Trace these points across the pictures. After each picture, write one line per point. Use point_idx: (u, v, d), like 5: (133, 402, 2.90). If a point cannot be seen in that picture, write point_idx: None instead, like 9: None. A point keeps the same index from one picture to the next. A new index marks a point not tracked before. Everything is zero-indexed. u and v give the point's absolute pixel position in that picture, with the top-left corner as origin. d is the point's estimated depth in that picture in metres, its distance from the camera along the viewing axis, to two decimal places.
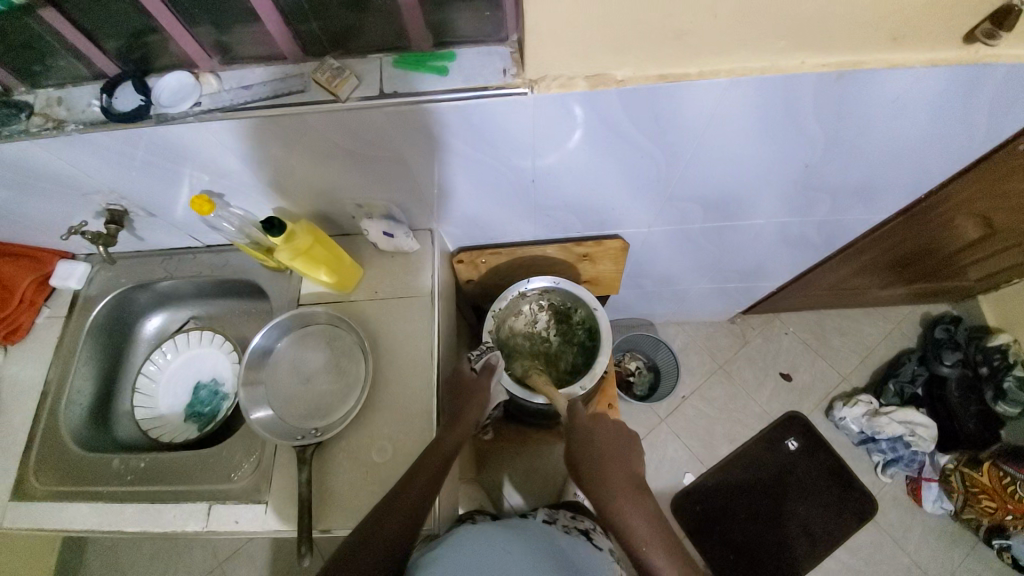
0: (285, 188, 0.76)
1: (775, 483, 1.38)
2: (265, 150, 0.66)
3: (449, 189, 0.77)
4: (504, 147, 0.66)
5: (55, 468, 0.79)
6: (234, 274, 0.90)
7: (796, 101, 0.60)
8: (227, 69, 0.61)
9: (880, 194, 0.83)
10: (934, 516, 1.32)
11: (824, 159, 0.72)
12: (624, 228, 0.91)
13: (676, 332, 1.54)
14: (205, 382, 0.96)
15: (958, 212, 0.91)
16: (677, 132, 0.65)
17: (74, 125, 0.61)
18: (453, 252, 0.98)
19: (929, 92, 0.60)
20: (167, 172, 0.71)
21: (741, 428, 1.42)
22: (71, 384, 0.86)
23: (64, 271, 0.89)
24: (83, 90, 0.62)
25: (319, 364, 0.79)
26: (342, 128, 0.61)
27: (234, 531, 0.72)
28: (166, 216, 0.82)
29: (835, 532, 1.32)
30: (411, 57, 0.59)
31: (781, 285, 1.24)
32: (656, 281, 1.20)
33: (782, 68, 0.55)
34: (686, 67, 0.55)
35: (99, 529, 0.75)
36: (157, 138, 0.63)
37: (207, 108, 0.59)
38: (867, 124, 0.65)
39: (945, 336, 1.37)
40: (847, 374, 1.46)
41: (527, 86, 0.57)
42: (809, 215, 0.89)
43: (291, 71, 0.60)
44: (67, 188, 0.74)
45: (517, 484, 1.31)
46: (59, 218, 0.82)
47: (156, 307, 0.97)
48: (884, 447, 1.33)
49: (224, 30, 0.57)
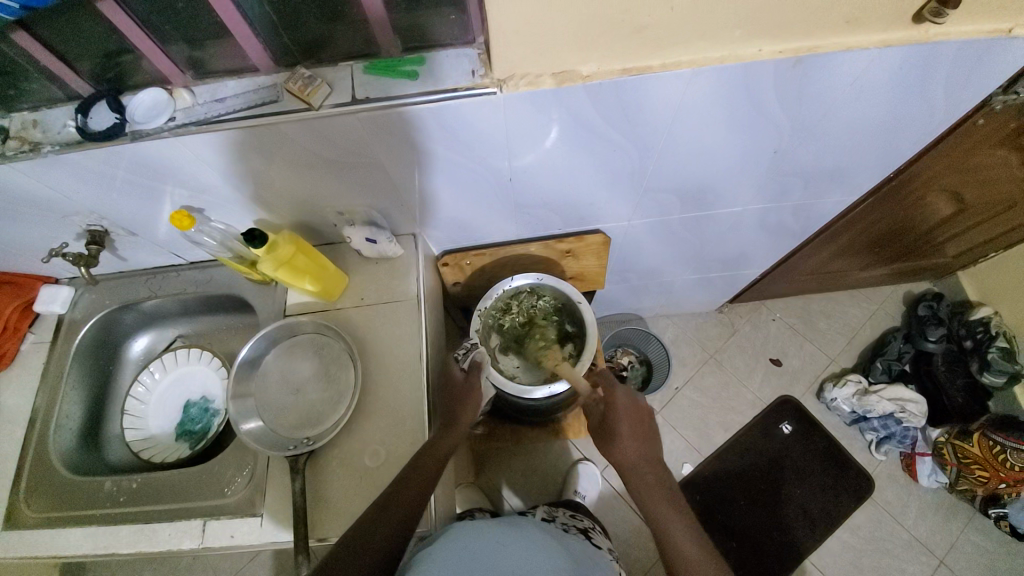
0: (266, 200, 0.76)
1: (772, 468, 1.39)
2: (242, 163, 0.67)
3: (428, 192, 0.78)
4: (478, 147, 0.68)
5: (45, 495, 0.79)
6: (220, 289, 0.90)
7: (760, 88, 0.62)
8: (200, 85, 0.62)
9: (851, 175, 0.85)
10: (929, 490, 1.33)
11: (792, 144, 0.74)
12: (605, 222, 0.93)
13: (666, 325, 1.56)
14: (195, 400, 0.96)
15: (929, 189, 0.94)
16: (647, 125, 0.66)
17: (50, 147, 0.61)
18: (438, 256, 0.99)
19: (886, 72, 0.62)
20: (146, 190, 0.71)
21: (735, 415, 1.44)
22: (59, 409, 0.85)
23: (47, 295, 0.89)
24: (58, 112, 0.63)
25: (308, 373, 0.79)
26: (317, 136, 0.62)
27: (230, 545, 0.71)
28: (148, 234, 0.82)
29: (833, 513, 1.33)
30: (380, 63, 0.60)
31: (765, 271, 1.26)
32: (642, 274, 1.21)
33: (742, 56, 0.57)
34: (649, 60, 0.57)
35: (93, 553, 0.74)
36: (134, 156, 0.64)
37: (181, 123, 0.60)
38: (830, 107, 0.67)
39: (928, 313, 1.40)
40: (836, 356, 1.48)
41: (496, 86, 0.58)
42: (784, 200, 0.91)
43: (263, 82, 0.61)
44: (46, 211, 0.74)
45: (516, 485, 1.31)
46: (40, 243, 0.82)
47: (143, 328, 0.97)
48: (876, 425, 1.35)
49: (196, 46, 0.58)
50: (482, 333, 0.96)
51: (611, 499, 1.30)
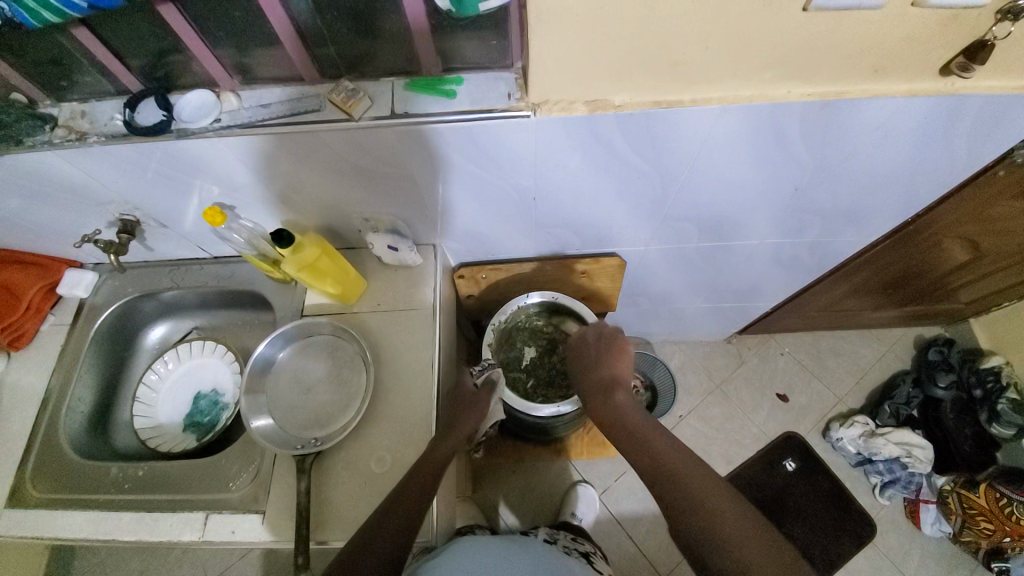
0: (294, 202, 0.78)
1: (772, 504, 1.37)
2: (278, 166, 0.69)
3: (453, 205, 0.79)
4: (506, 166, 0.69)
5: (52, 476, 0.79)
6: (240, 285, 0.92)
7: (786, 128, 0.63)
8: (245, 89, 0.65)
9: (868, 217, 0.86)
10: (932, 540, 1.31)
11: (813, 182, 0.75)
12: (622, 246, 0.94)
13: (673, 351, 1.56)
14: (205, 392, 0.97)
15: (945, 235, 0.94)
16: (673, 155, 0.68)
17: (95, 138, 0.64)
18: (455, 268, 1.00)
19: (910, 120, 0.63)
20: (182, 185, 0.74)
21: (738, 448, 1.43)
22: (72, 391, 0.86)
23: (72, 279, 0.91)
24: (106, 105, 0.65)
25: (320, 375, 0.80)
26: (353, 145, 0.64)
27: (231, 541, 0.71)
28: (176, 227, 0.85)
29: (832, 555, 1.30)
30: (421, 80, 0.62)
31: (776, 305, 1.27)
32: (653, 300, 1.22)
33: (770, 96, 0.59)
34: (680, 94, 0.59)
35: (93, 538, 0.74)
36: (175, 151, 0.66)
37: (226, 125, 0.63)
38: (853, 149, 0.68)
39: (939, 358, 1.40)
40: (842, 396, 1.47)
41: (530, 110, 0.60)
42: (800, 236, 0.91)
43: (306, 92, 0.63)
44: (82, 198, 0.77)
45: (513, 503, 1.30)
46: (71, 228, 0.85)
47: (160, 317, 0.98)
48: (881, 469, 1.33)
49: (244, 53, 0.60)
50: (497, 333, 0.99)
51: (607, 523, 1.29)
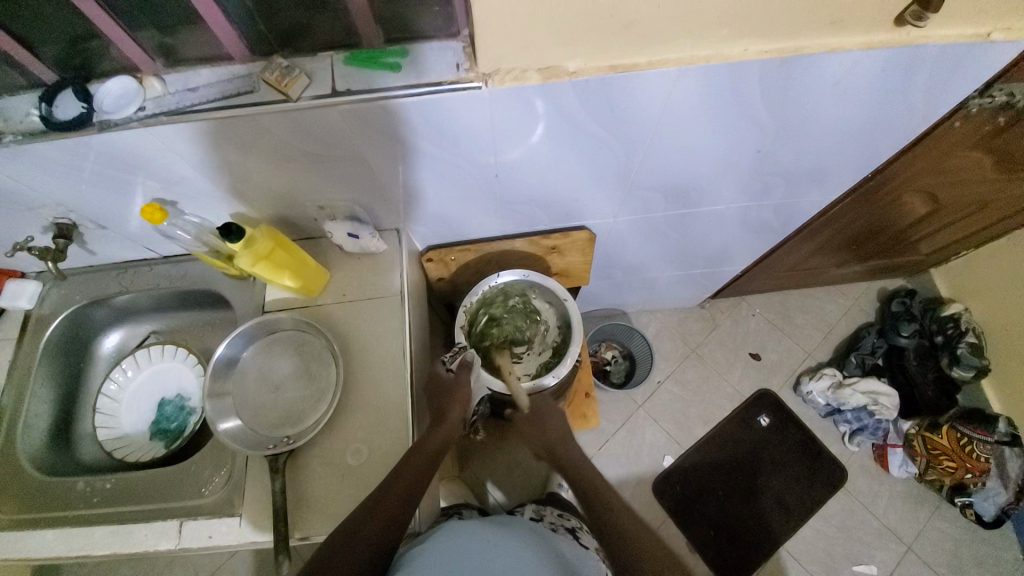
0: (244, 193, 0.74)
1: (750, 459, 1.42)
2: (217, 155, 0.64)
3: (412, 186, 0.76)
4: (462, 142, 0.66)
5: (14, 497, 0.76)
6: (196, 284, 0.87)
7: (746, 88, 0.62)
8: (171, 72, 0.60)
9: (830, 176, 0.86)
10: (899, 480, 1.38)
11: (774, 143, 0.75)
12: (590, 219, 0.92)
13: (649, 319, 1.57)
14: (171, 397, 0.93)
15: (905, 189, 0.96)
16: (633, 122, 0.66)
17: (12, 137, 0.58)
18: (422, 251, 0.97)
19: (868, 75, 0.63)
20: (118, 182, 0.69)
21: (715, 408, 1.46)
22: (26, 408, 0.82)
23: (13, 290, 0.85)
24: (19, 99, 0.59)
25: (288, 371, 0.78)
26: (297, 128, 0.60)
27: (209, 546, 0.70)
28: (119, 228, 0.79)
29: (808, 502, 1.37)
30: (361, 53, 0.58)
31: (745, 268, 1.28)
32: (626, 270, 1.22)
33: (727, 56, 0.57)
34: (636, 57, 0.56)
35: (65, 556, 0.72)
36: (103, 147, 0.61)
37: (151, 113, 0.58)
38: (813, 108, 0.67)
39: (902, 309, 1.44)
40: (812, 350, 1.52)
41: (481, 81, 0.57)
42: (765, 198, 0.92)
43: (238, 72, 0.59)
44: (9, 203, 0.71)
45: (501, 480, 1.32)
46: (3, 236, 0.79)
47: (114, 323, 0.94)
48: (849, 417, 1.39)
49: (167, 33, 0.55)
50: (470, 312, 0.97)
51: None
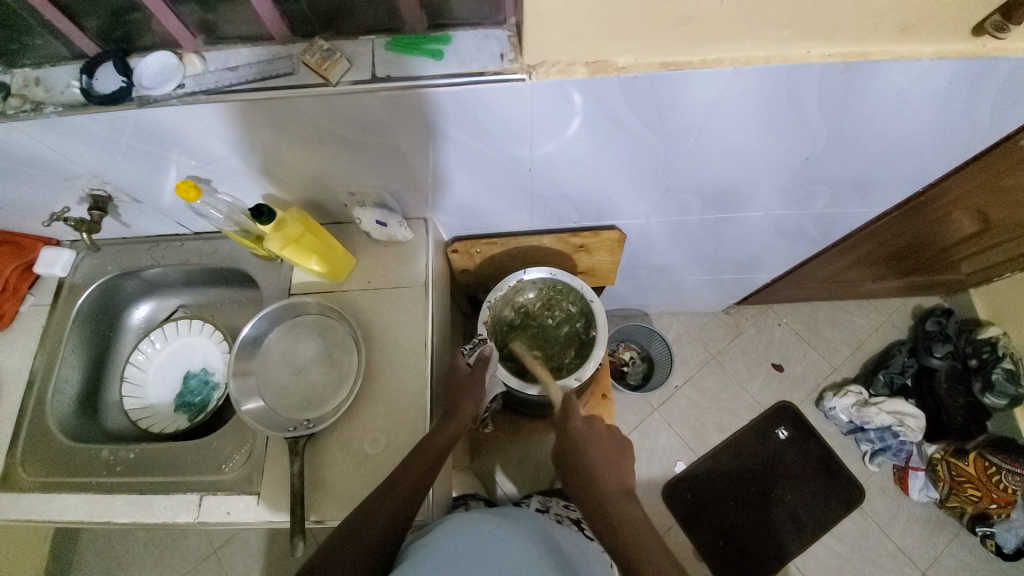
0: (275, 175, 0.73)
1: (765, 471, 1.39)
2: (253, 136, 0.64)
3: (443, 175, 0.74)
4: (499, 134, 0.64)
5: (43, 459, 0.78)
6: (224, 262, 0.88)
7: (803, 92, 0.59)
8: (211, 50, 0.59)
9: (877, 188, 0.82)
10: (919, 505, 1.34)
11: (824, 152, 0.71)
12: (621, 218, 0.90)
13: (670, 322, 1.54)
14: (196, 371, 0.95)
15: (956, 206, 0.91)
16: (678, 123, 0.63)
17: (53, 108, 0.58)
18: (448, 241, 0.96)
19: (934, 86, 0.59)
20: (153, 157, 0.69)
21: (732, 417, 1.44)
22: (57, 373, 0.84)
23: (48, 257, 0.87)
24: (62, 71, 0.60)
25: (311, 355, 0.78)
26: (334, 113, 0.59)
27: (227, 522, 0.71)
28: (151, 202, 0.80)
29: (822, 519, 1.34)
30: (404, 39, 0.56)
31: (776, 276, 1.24)
32: (651, 272, 1.19)
33: (787, 57, 0.54)
34: (688, 55, 0.54)
35: (88, 520, 0.74)
36: (141, 123, 0.61)
37: (190, 91, 0.57)
38: (870, 118, 0.64)
39: (936, 329, 1.38)
40: (838, 365, 1.47)
41: (525, 73, 0.55)
42: (806, 207, 0.88)
43: (279, 52, 0.58)
44: (49, 173, 0.72)
45: (510, 472, 1.31)
46: (42, 205, 0.80)
47: (144, 295, 0.95)
48: (872, 437, 1.36)
49: (209, 9, 0.55)
50: (494, 309, 0.96)
51: None
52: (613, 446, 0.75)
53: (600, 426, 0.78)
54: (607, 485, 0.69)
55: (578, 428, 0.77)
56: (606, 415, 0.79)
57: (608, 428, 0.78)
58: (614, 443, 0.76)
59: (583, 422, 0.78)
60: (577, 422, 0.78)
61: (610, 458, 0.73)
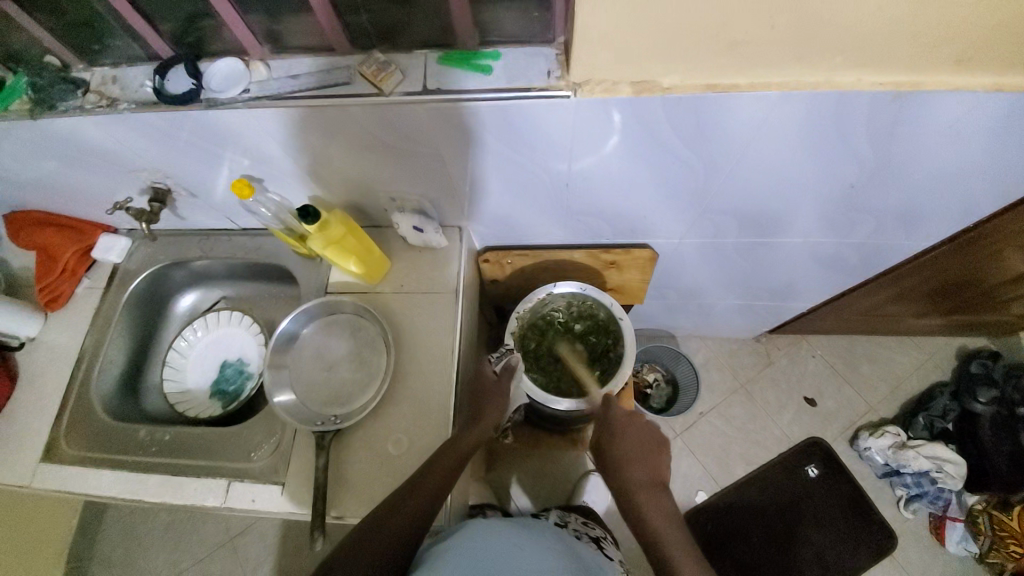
0: (321, 177, 0.77)
1: (790, 508, 1.34)
2: (306, 139, 0.67)
3: (481, 186, 0.76)
4: (540, 148, 0.66)
5: (85, 434, 0.82)
6: (267, 258, 0.92)
7: (851, 119, 0.58)
8: (275, 59, 0.63)
9: (925, 221, 0.80)
10: (957, 558, 1.26)
11: (870, 181, 0.70)
12: (654, 237, 0.90)
13: (698, 346, 1.51)
14: (232, 361, 0.98)
15: (1010, 244, 0.87)
16: (719, 145, 0.63)
17: (127, 104, 0.63)
18: (481, 251, 0.98)
19: (991, 119, 0.57)
20: (211, 155, 0.73)
21: (758, 449, 1.39)
22: (105, 353, 0.89)
23: (106, 243, 0.92)
24: (136, 70, 0.65)
25: (342, 353, 0.80)
26: (384, 122, 0.62)
27: (251, 509, 0.73)
28: (205, 197, 0.85)
29: (850, 564, 1.27)
30: (455, 54, 0.59)
31: (812, 306, 1.21)
32: (681, 294, 1.18)
33: (837, 84, 0.54)
34: (734, 78, 0.54)
35: (122, 496, 0.77)
36: (204, 122, 0.65)
37: (254, 95, 0.61)
38: (920, 148, 0.63)
39: (981, 371, 1.32)
40: (874, 403, 1.41)
41: (570, 90, 0.56)
42: (848, 236, 0.86)
43: (337, 63, 0.61)
44: (116, 166, 0.77)
45: (526, 486, 1.29)
46: (107, 194, 0.86)
47: (190, 285, 1.00)
48: (909, 482, 1.28)
49: (276, 20, 0.59)
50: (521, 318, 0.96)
51: (620, 515, 1.27)
52: (659, 483, 0.75)
53: (646, 461, 0.77)
54: (662, 536, 0.69)
55: (625, 465, 0.77)
56: (653, 449, 0.78)
57: (655, 460, 0.78)
58: (662, 477, 0.76)
59: (631, 459, 0.77)
60: (624, 460, 0.77)
61: (659, 502, 0.73)
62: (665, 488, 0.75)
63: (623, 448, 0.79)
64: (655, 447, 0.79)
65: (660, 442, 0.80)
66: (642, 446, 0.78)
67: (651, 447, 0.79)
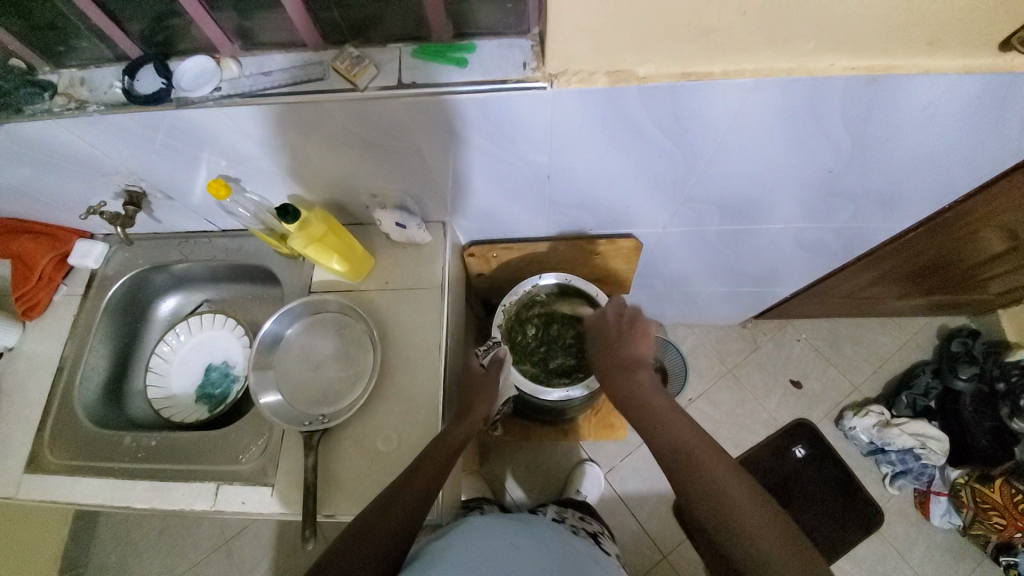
0: (300, 175, 0.76)
1: (779, 489, 1.36)
2: (282, 137, 0.66)
3: (463, 179, 0.76)
4: (520, 141, 0.66)
5: (68, 443, 0.81)
6: (249, 259, 0.91)
7: (826, 104, 0.59)
8: (247, 56, 0.62)
9: (902, 203, 0.81)
10: (940, 531, 1.30)
11: (847, 165, 0.71)
12: (638, 227, 0.90)
13: (686, 334, 1.53)
14: (217, 364, 0.98)
15: (984, 224, 0.89)
16: (698, 133, 0.64)
17: (96, 107, 0.62)
18: (465, 245, 0.97)
19: (962, 101, 0.58)
20: (186, 156, 0.72)
21: (747, 432, 1.41)
22: (86, 360, 0.87)
23: (83, 249, 0.91)
24: (105, 71, 0.63)
25: (328, 352, 0.80)
26: (361, 117, 0.61)
27: (241, 511, 0.73)
28: (183, 199, 0.83)
29: (837, 540, 1.30)
30: (430, 47, 0.58)
31: (796, 291, 1.22)
32: (667, 282, 1.18)
33: (811, 70, 0.54)
34: (710, 66, 0.54)
35: (110, 504, 0.76)
36: (176, 122, 0.64)
37: (226, 93, 0.60)
38: (895, 131, 0.63)
39: (962, 349, 1.36)
40: (858, 384, 1.44)
41: (547, 81, 0.56)
42: (827, 221, 0.87)
43: (310, 58, 0.60)
44: (89, 169, 0.75)
45: (520, 477, 1.31)
46: (80, 199, 0.84)
47: (171, 289, 0.98)
48: (894, 459, 1.31)
49: (245, 17, 0.57)
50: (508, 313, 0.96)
51: (613, 502, 1.29)
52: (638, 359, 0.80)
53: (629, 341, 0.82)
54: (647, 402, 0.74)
55: (612, 350, 0.82)
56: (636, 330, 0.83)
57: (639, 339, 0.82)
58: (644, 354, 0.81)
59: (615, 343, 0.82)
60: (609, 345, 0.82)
61: (646, 376, 0.78)
62: (651, 368, 0.79)
63: (606, 345, 0.84)
64: (641, 330, 0.83)
65: (645, 327, 0.84)
66: (624, 331, 0.83)
67: (633, 331, 0.83)
